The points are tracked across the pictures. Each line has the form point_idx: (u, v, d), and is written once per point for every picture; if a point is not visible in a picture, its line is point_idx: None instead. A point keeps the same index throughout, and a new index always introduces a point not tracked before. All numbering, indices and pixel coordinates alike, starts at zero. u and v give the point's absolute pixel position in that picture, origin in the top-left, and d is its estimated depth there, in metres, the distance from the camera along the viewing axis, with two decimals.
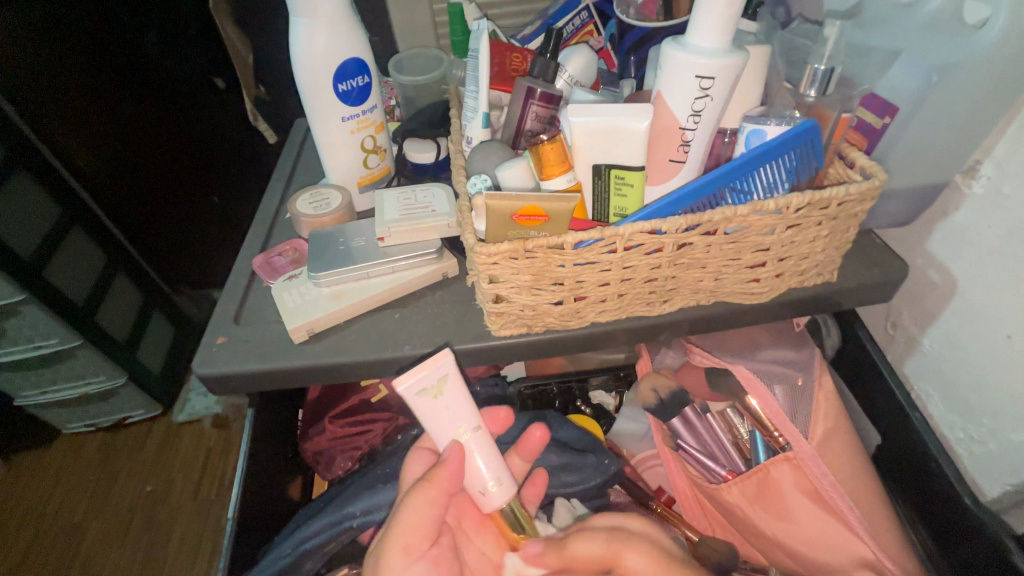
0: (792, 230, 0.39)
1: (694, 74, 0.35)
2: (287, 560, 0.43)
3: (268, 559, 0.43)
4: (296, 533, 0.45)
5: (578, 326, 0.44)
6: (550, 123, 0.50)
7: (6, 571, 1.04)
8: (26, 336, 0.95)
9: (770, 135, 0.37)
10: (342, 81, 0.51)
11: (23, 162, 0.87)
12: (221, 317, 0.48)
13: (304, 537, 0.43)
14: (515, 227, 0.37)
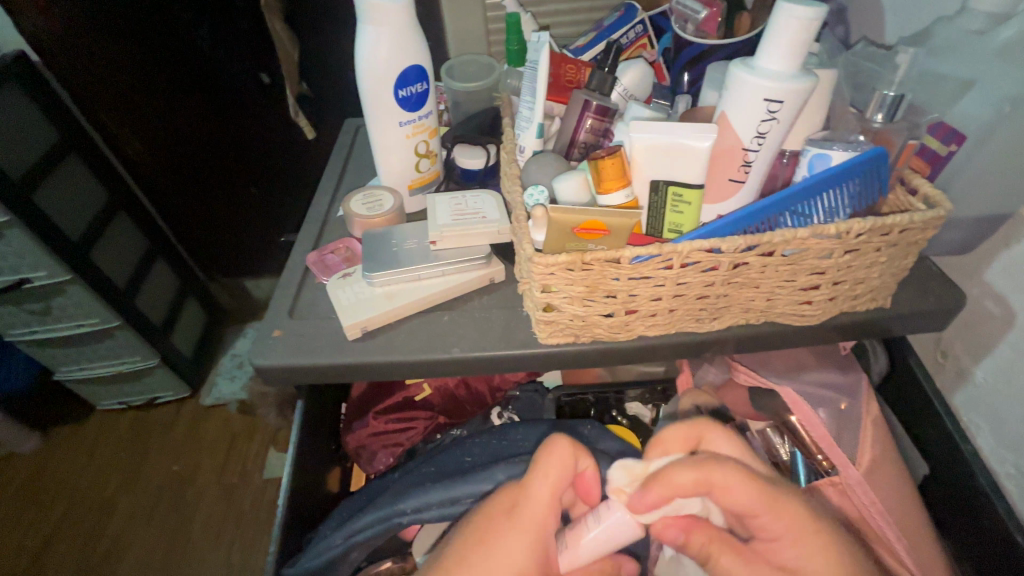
0: (850, 255, 0.39)
1: (762, 97, 0.36)
2: (335, 551, 0.44)
3: (320, 547, 0.45)
4: (345, 525, 0.46)
5: (626, 338, 0.45)
6: (603, 136, 0.50)
7: (41, 538, 1.09)
8: (70, 315, 0.99)
9: (835, 161, 0.37)
10: (402, 87, 0.53)
11: (74, 147, 0.95)
12: (277, 310, 0.50)
13: (354, 531, 0.45)
14: (574, 239, 0.38)
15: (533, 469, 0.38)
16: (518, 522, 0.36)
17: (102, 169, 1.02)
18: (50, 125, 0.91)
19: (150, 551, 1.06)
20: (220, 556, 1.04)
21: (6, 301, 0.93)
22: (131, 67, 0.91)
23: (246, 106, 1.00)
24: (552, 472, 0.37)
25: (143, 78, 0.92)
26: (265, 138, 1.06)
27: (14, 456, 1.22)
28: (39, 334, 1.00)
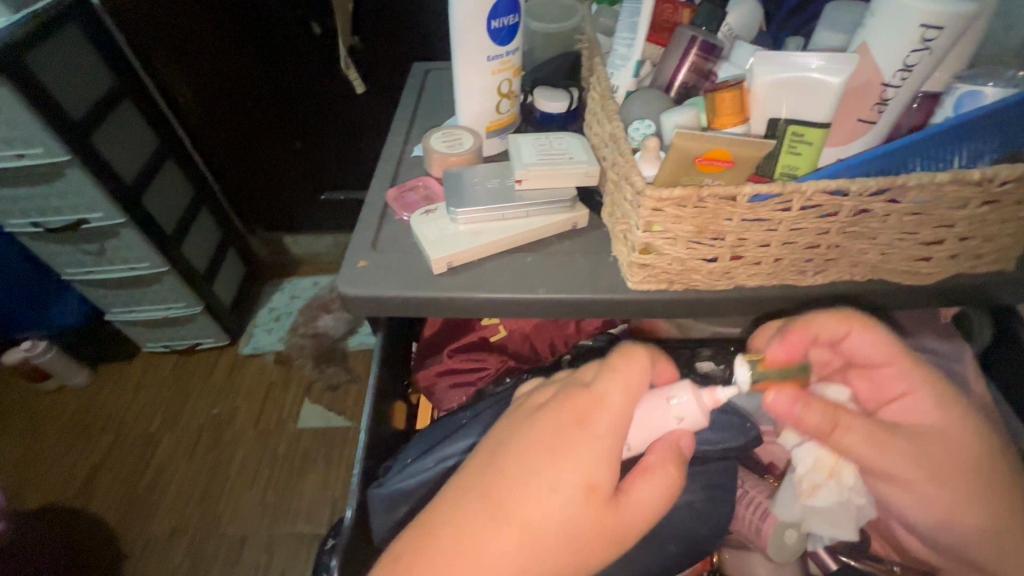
0: (986, 207, 0.36)
1: (919, 23, 0.33)
2: (431, 473, 0.45)
3: (410, 470, 0.46)
4: (435, 451, 0.46)
5: (724, 287, 0.43)
6: (705, 77, 0.47)
7: (92, 468, 1.14)
8: (122, 258, 1.01)
9: (989, 98, 0.34)
10: (495, 18, 0.51)
11: (128, 90, 0.95)
12: (359, 243, 0.50)
13: (445, 457, 0.45)
14: (692, 172, 0.36)
15: (612, 373, 0.37)
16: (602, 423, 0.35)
17: (151, 115, 1.01)
18: (107, 68, 0.90)
19: (191, 489, 1.10)
20: (257, 496, 1.08)
21: (64, 240, 0.95)
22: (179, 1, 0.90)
23: (291, 53, 0.97)
24: (622, 370, 0.37)
25: (194, 23, 0.93)
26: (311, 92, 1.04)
27: (67, 390, 1.27)
28: (92, 275, 1.02)
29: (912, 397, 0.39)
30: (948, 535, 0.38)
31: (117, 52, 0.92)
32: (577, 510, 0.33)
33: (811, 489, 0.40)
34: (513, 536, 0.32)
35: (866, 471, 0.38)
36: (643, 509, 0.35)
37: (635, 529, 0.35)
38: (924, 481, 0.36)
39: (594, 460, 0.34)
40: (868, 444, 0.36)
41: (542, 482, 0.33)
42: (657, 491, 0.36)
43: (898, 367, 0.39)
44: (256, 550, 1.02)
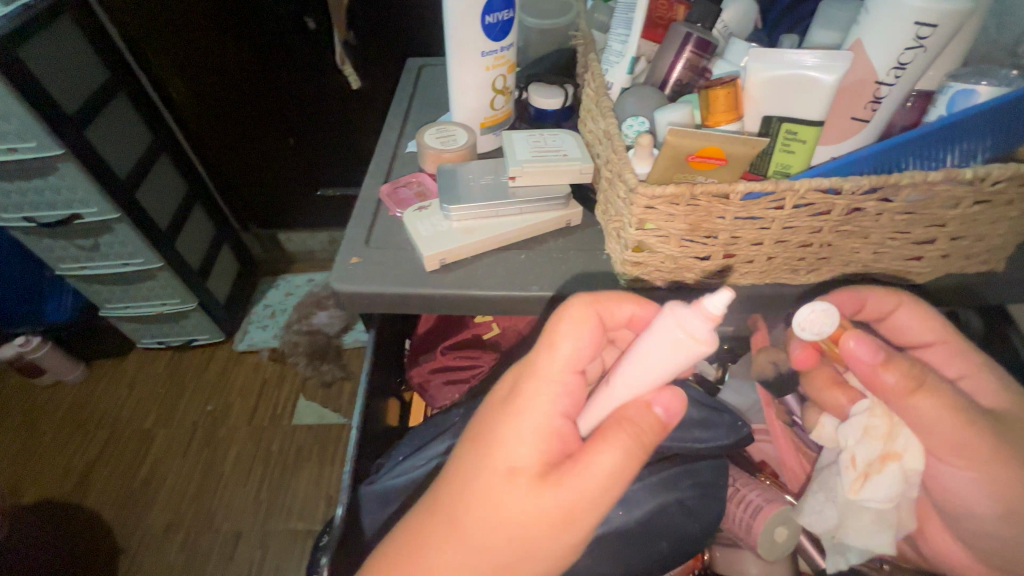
0: (978, 206, 0.36)
1: (913, 21, 0.33)
2: (422, 470, 0.45)
3: (400, 469, 0.46)
4: (425, 448, 0.46)
5: (716, 285, 0.43)
6: (700, 75, 0.47)
7: (84, 465, 1.14)
8: (116, 254, 1.00)
9: (983, 97, 0.34)
10: (490, 13, 0.50)
11: (122, 83, 0.94)
12: (352, 239, 0.49)
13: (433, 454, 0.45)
14: (685, 169, 0.36)
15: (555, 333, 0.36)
16: (524, 398, 0.34)
17: (146, 110, 1.00)
18: (99, 61, 0.89)
19: (185, 485, 1.10)
20: (252, 493, 1.08)
21: (56, 235, 0.94)
22: None
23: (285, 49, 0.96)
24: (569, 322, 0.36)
25: (188, 16, 0.92)
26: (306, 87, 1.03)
27: (60, 386, 1.26)
28: (86, 270, 1.01)
29: (966, 379, 0.40)
30: (1001, 518, 0.37)
31: (111, 46, 0.91)
32: (526, 487, 0.32)
33: (855, 467, 0.39)
34: (456, 539, 0.32)
35: (933, 445, 0.36)
36: (597, 478, 0.32)
37: (595, 500, 0.32)
38: (994, 459, 0.35)
39: (515, 439, 0.33)
40: (948, 415, 0.35)
41: (499, 460, 0.33)
42: (620, 457, 0.32)
43: (948, 347, 0.41)
44: (250, 547, 1.01)
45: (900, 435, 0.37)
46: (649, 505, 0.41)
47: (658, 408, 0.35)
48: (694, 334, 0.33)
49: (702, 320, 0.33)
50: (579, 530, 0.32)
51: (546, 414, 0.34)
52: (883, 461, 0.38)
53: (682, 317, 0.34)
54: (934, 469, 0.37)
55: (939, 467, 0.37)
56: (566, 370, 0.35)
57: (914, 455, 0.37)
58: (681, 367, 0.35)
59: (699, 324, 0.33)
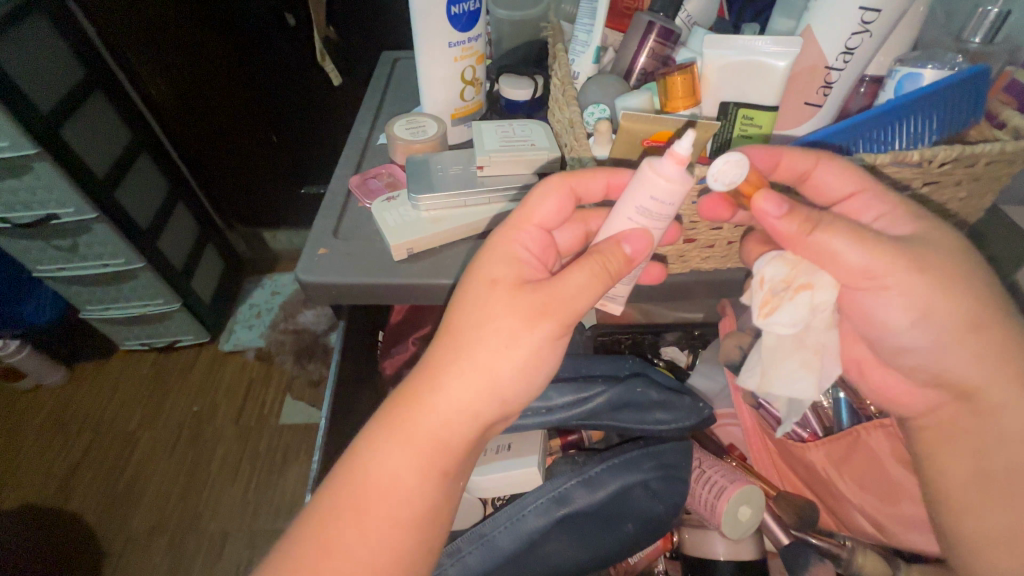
0: (928, 187, 0.37)
1: (857, 6, 0.34)
2: None
3: None
4: None
5: (679, 270, 0.44)
6: (664, 63, 0.48)
7: (67, 468, 1.12)
8: (96, 254, 0.99)
9: (927, 80, 0.35)
10: (455, 4, 0.50)
11: (99, 83, 0.93)
12: (321, 231, 0.49)
13: None
14: (642, 154, 0.37)
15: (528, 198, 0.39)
16: (497, 235, 0.37)
17: (124, 108, 0.99)
18: (76, 61, 0.88)
19: (171, 486, 1.09)
20: (238, 493, 1.07)
21: (33, 236, 0.92)
22: None
23: (263, 44, 0.95)
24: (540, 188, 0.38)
25: (165, 12, 0.91)
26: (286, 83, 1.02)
27: (40, 390, 1.24)
28: (65, 272, 1.00)
29: (882, 218, 0.35)
30: (922, 333, 0.36)
31: (87, 44, 0.90)
32: (503, 299, 0.35)
33: (768, 309, 0.37)
34: (444, 355, 0.35)
35: (846, 277, 0.35)
36: (570, 286, 0.35)
37: (566, 302, 0.35)
38: (905, 274, 0.34)
39: (487, 263, 0.36)
40: (854, 243, 0.33)
41: (474, 294, 0.36)
42: (589, 270, 0.35)
43: (869, 194, 0.35)
44: (237, 547, 1.01)
45: (804, 264, 0.36)
46: (612, 486, 0.43)
47: (626, 244, 0.35)
48: (668, 181, 0.33)
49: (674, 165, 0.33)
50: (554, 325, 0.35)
51: (516, 250, 0.37)
52: (794, 291, 0.36)
53: (656, 167, 0.34)
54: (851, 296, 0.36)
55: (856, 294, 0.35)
56: (531, 221, 0.37)
57: (825, 284, 0.35)
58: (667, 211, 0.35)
59: (672, 170, 0.33)
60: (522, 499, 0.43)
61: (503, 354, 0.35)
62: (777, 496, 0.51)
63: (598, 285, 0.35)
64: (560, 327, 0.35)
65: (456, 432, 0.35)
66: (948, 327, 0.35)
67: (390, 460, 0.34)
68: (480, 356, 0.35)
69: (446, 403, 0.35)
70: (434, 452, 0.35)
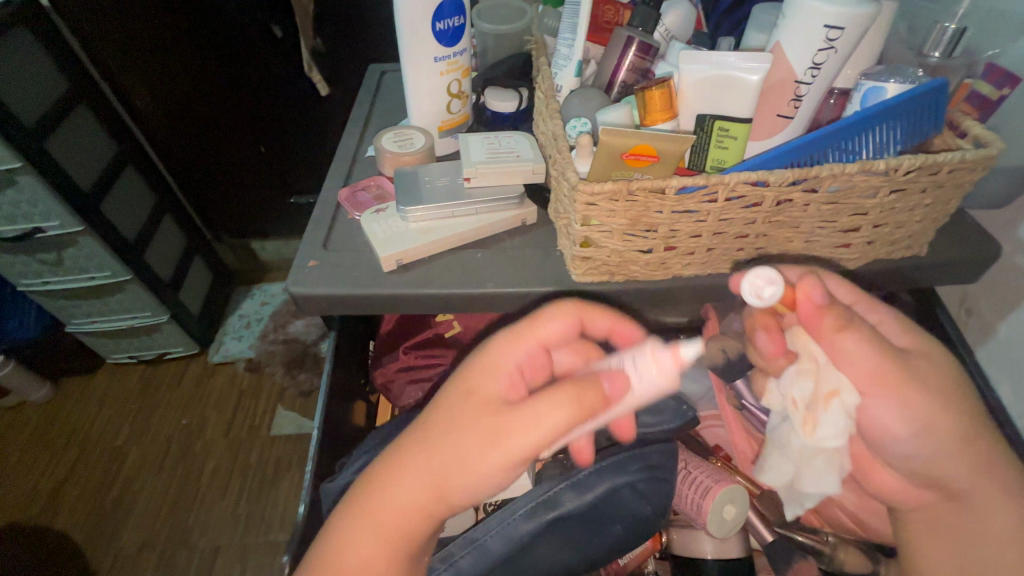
0: (894, 195, 0.39)
1: (823, 24, 0.36)
2: None
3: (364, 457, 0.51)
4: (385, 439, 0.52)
5: (661, 276, 0.45)
6: (644, 76, 0.49)
7: (53, 485, 1.10)
8: (81, 267, 0.98)
9: (890, 93, 0.37)
10: (440, 20, 0.52)
11: (83, 96, 0.92)
12: (311, 243, 0.50)
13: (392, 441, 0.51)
14: (622, 166, 0.38)
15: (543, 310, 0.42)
16: (493, 346, 0.39)
17: (108, 120, 0.98)
18: (60, 73, 0.88)
19: (161, 501, 1.08)
20: (228, 506, 1.06)
21: (17, 250, 0.91)
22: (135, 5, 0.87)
23: (249, 56, 0.96)
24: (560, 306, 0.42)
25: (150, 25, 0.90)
26: (274, 94, 1.03)
27: (25, 406, 1.22)
28: (50, 285, 0.99)
29: (884, 324, 0.40)
30: (922, 441, 0.38)
31: (72, 57, 0.90)
32: (474, 411, 0.36)
33: (804, 420, 0.40)
34: (413, 451, 0.36)
35: (863, 380, 0.37)
36: (536, 416, 0.34)
37: (526, 430, 0.34)
38: (910, 384, 0.37)
39: (478, 370, 0.38)
40: (868, 343, 0.37)
41: (460, 396, 0.37)
42: (562, 405, 0.34)
43: (863, 305, 0.41)
44: (228, 561, 1.00)
45: (828, 372, 0.38)
46: (599, 489, 0.43)
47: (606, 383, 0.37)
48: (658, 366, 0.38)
49: (669, 358, 0.38)
50: (512, 448, 0.34)
51: (506, 362, 0.38)
52: (824, 402, 0.39)
53: (658, 354, 0.38)
54: (869, 403, 0.38)
55: (873, 401, 0.38)
56: (533, 336, 0.40)
57: (848, 389, 0.38)
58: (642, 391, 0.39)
59: (668, 361, 0.38)
60: (511, 505, 0.43)
61: (464, 467, 0.34)
62: (761, 494, 0.52)
63: (568, 418, 0.34)
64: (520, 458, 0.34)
65: (415, 525, 0.36)
66: (947, 438, 0.38)
67: (353, 531, 0.36)
68: (442, 461, 0.35)
69: (407, 498, 0.35)
70: (393, 539, 0.36)
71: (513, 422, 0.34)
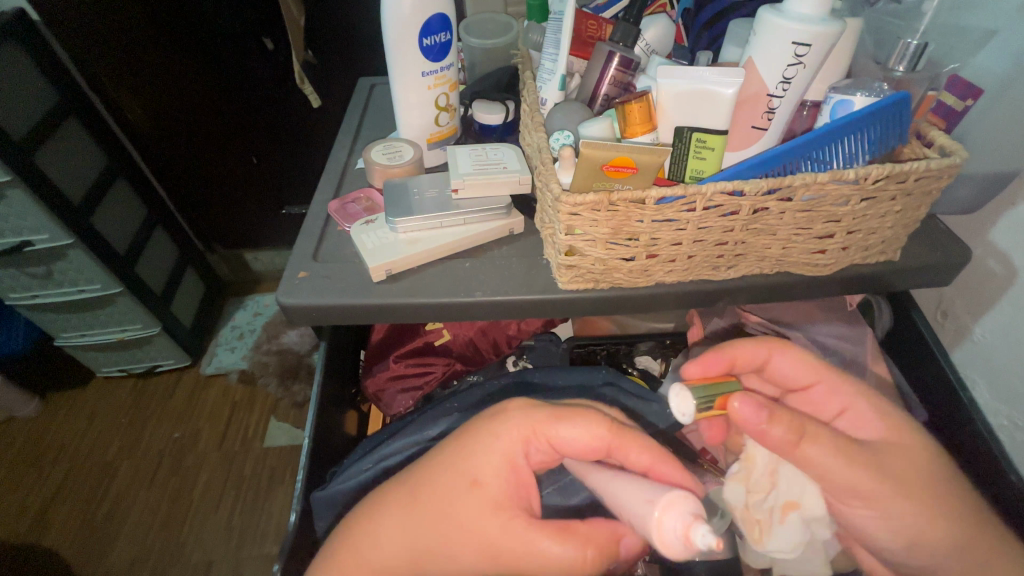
0: (866, 202, 0.40)
1: (791, 41, 0.38)
2: (396, 456, 0.51)
3: (353, 471, 0.51)
4: (377, 451, 0.52)
5: (644, 283, 0.46)
6: (625, 89, 0.50)
7: (42, 502, 1.09)
8: (71, 280, 0.98)
9: (857, 106, 0.39)
10: (427, 36, 0.53)
11: (73, 110, 0.93)
12: (301, 255, 0.51)
13: (385, 455, 0.51)
14: (603, 178, 0.40)
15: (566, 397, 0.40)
16: (503, 430, 0.37)
17: (99, 134, 0.99)
18: (48, 85, 0.88)
19: (152, 515, 1.07)
20: (220, 519, 1.06)
21: (6, 264, 0.91)
22: (128, 21, 0.87)
23: (239, 67, 0.97)
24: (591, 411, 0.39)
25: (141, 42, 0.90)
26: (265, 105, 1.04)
27: (14, 420, 1.21)
28: (39, 299, 0.98)
29: (850, 410, 0.42)
30: (917, 551, 0.38)
31: (64, 72, 0.91)
32: (477, 514, 0.35)
33: (755, 524, 0.42)
34: (402, 524, 0.37)
35: (836, 490, 0.37)
36: (530, 547, 0.34)
37: (523, 557, 0.34)
38: (896, 496, 0.36)
39: (484, 461, 0.36)
40: (836, 455, 0.36)
41: (465, 484, 0.36)
42: (569, 549, 0.34)
43: (828, 383, 0.43)
44: None
45: (791, 478, 0.40)
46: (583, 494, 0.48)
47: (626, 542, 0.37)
48: (666, 539, 0.34)
49: (681, 529, 0.34)
50: (505, 570, 0.35)
51: (512, 455, 0.37)
52: (783, 514, 0.40)
53: (670, 515, 0.35)
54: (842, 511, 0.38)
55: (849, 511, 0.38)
56: (544, 435, 0.38)
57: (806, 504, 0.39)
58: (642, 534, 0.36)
59: (678, 534, 0.34)
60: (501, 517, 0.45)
61: (450, 564, 0.35)
62: None
63: (568, 562, 0.34)
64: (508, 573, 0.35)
65: None
66: (940, 548, 0.37)
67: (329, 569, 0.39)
68: (426, 544, 0.36)
69: (379, 558, 0.37)
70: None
71: (514, 542, 0.34)
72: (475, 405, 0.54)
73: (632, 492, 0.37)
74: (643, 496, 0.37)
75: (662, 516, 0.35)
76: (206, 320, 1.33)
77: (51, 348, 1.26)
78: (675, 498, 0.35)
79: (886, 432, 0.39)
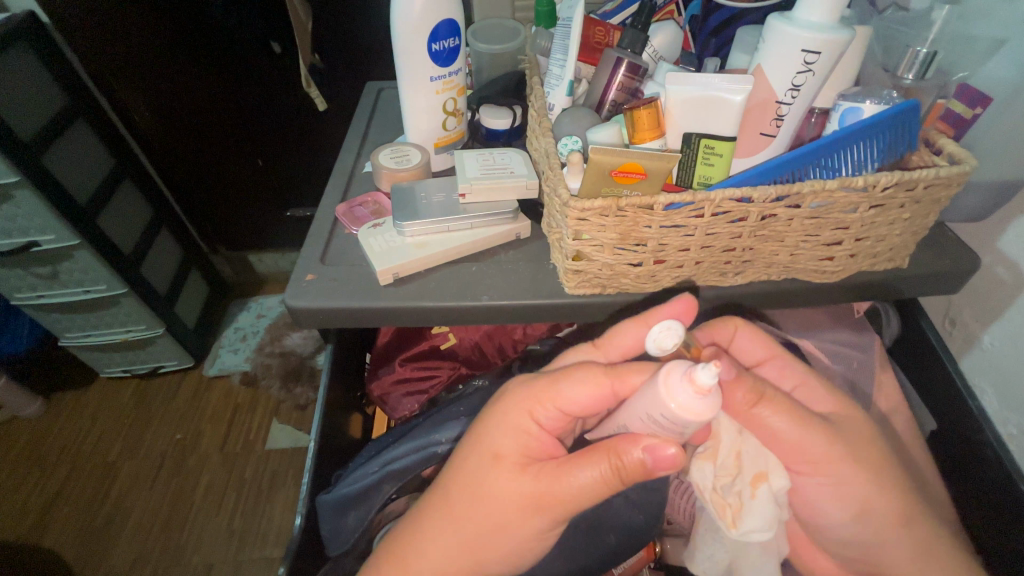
0: (874, 210, 0.40)
1: (800, 49, 0.38)
2: (403, 462, 0.50)
3: (358, 474, 0.51)
4: (383, 455, 0.52)
5: (652, 289, 0.46)
6: (634, 95, 0.51)
7: (44, 502, 1.09)
8: (77, 281, 0.99)
9: (866, 114, 0.39)
10: (436, 41, 0.53)
11: (82, 112, 0.94)
12: (308, 258, 0.51)
13: (391, 459, 0.51)
14: (611, 183, 0.40)
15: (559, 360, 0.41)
16: (508, 401, 0.38)
17: (107, 136, 1.00)
18: (54, 82, 0.88)
19: (154, 516, 1.07)
20: (222, 521, 1.05)
21: (11, 264, 0.92)
22: (138, 24, 0.88)
23: (246, 68, 0.98)
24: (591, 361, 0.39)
25: (149, 44, 0.91)
26: (272, 108, 1.04)
27: (18, 420, 1.22)
28: (44, 299, 0.99)
29: (800, 389, 0.44)
30: (860, 527, 0.40)
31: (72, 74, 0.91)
32: (505, 480, 0.36)
33: (726, 505, 0.39)
34: (441, 511, 0.38)
35: (785, 453, 0.39)
36: (567, 481, 0.35)
37: (561, 495, 0.35)
38: (841, 463, 0.38)
39: (497, 433, 0.38)
40: (790, 420, 0.38)
41: (488, 457, 0.37)
42: (592, 472, 0.35)
43: (780, 360, 0.45)
44: None
45: (755, 454, 0.39)
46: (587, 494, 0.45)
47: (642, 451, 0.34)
48: (683, 404, 0.32)
49: (690, 388, 0.32)
50: (548, 518, 0.36)
51: (522, 419, 0.38)
52: (753, 487, 0.39)
53: (672, 383, 0.33)
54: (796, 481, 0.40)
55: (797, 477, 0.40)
56: (551, 400, 0.38)
57: (776, 473, 0.39)
58: (670, 427, 0.34)
59: (689, 396, 0.32)
60: None
61: (501, 534, 0.36)
62: None
63: (600, 484, 0.35)
64: (557, 520, 0.36)
65: None
66: (885, 524, 0.39)
67: None
68: (473, 533, 0.37)
69: (433, 554, 0.37)
70: None
71: (547, 491, 0.35)
72: (481, 409, 0.54)
73: (640, 400, 0.35)
74: (645, 386, 0.35)
75: (666, 387, 0.33)
76: (209, 321, 1.33)
77: (56, 349, 1.26)
78: (675, 363, 0.33)
79: (835, 405, 0.42)
